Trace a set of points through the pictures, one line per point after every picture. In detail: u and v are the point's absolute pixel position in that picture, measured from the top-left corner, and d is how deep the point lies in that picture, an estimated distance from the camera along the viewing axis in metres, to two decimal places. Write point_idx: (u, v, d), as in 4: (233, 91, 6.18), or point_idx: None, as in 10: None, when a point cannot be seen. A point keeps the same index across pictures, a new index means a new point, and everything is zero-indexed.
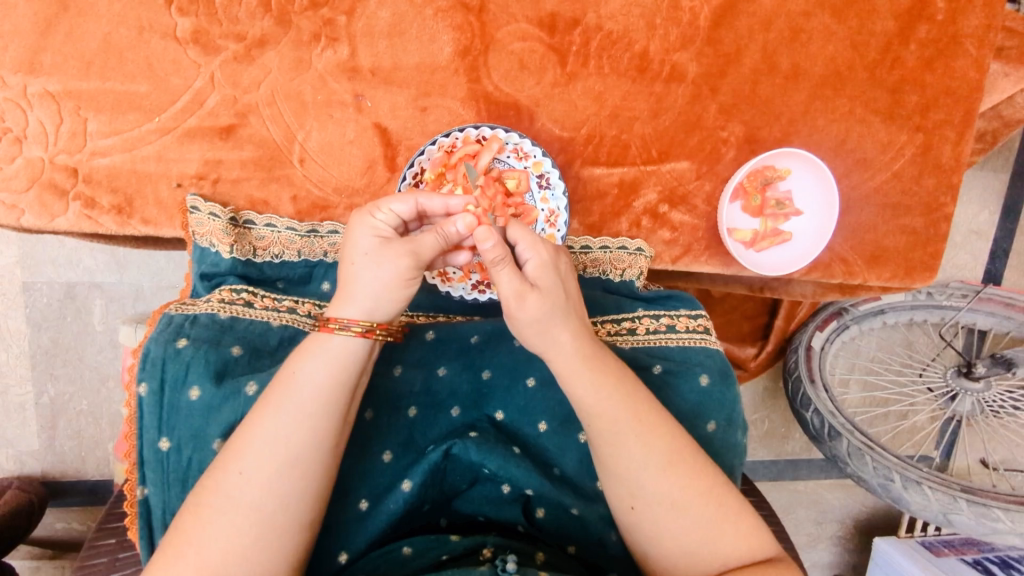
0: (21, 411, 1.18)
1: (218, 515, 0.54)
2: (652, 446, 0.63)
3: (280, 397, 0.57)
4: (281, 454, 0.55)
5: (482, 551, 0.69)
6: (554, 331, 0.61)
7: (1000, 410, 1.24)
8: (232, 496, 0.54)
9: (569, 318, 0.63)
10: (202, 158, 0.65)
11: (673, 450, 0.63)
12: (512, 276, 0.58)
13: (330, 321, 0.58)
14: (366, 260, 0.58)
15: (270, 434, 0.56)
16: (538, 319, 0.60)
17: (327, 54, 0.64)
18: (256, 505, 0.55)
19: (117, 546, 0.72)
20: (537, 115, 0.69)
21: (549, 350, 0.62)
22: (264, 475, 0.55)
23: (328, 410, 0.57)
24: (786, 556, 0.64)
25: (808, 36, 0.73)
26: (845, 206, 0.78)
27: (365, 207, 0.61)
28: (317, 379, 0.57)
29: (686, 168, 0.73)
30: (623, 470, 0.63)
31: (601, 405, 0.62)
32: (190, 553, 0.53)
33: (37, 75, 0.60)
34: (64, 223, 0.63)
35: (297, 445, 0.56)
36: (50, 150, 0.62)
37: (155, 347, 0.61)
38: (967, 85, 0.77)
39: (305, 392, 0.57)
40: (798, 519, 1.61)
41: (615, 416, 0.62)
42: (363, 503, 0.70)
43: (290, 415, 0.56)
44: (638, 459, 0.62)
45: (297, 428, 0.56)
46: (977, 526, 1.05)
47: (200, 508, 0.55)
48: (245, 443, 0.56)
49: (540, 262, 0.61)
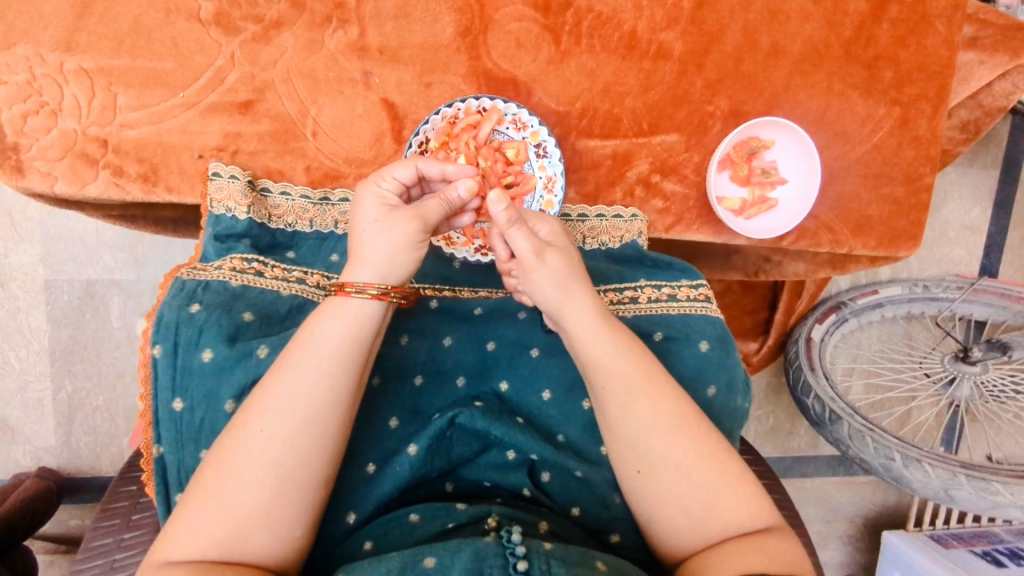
0: (39, 407, 1.21)
1: (239, 471, 0.56)
2: (658, 408, 0.64)
3: (299, 358, 0.59)
4: (301, 413, 0.58)
5: (486, 521, 0.69)
6: (573, 285, 0.65)
7: (999, 394, 1.27)
8: (253, 452, 0.57)
9: (579, 280, 0.66)
10: (222, 131, 0.69)
11: (678, 412, 0.65)
12: (528, 233, 0.63)
13: (346, 284, 0.61)
14: (375, 226, 0.62)
15: (289, 394, 0.58)
16: (558, 275, 0.64)
17: (338, 35, 0.69)
18: (277, 461, 0.57)
19: (137, 492, 0.74)
20: (533, 90, 0.74)
21: (567, 311, 0.65)
22: (285, 434, 0.57)
23: (345, 371, 0.59)
24: (783, 525, 0.66)
25: (786, 15, 0.78)
26: (828, 176, 0.82)
27: (368, 179, 0.65)
28: (336, 340, 0.59)
29: (675, 141, 0.77)
30: (627, 433, 0.64)
31: (605, 373, 0.64)
32: (215, 506, 0.56)
33: (72, 53, 0.65)
34: (94, 191, 0.68)
35: (315, 405, 0.58)
36: (82, 122, 0.66)
37: (169, 311, 0.63)
38: (939, 62, 0.81)
39: (323, 353, 0.59)
40: (809, 517, 1.58)
41: (624, 379, 0.64)
42: (370, 465, 0.72)
43: (310, 374, 0.58)
44: (645, 424, 0.64)
45: (314, 387, 0.58)
46: (977, 502, 1.07)
47: (222, 465, 0.57)
48: (265, 402, 0.58)
49: (552, 230, 0.66)
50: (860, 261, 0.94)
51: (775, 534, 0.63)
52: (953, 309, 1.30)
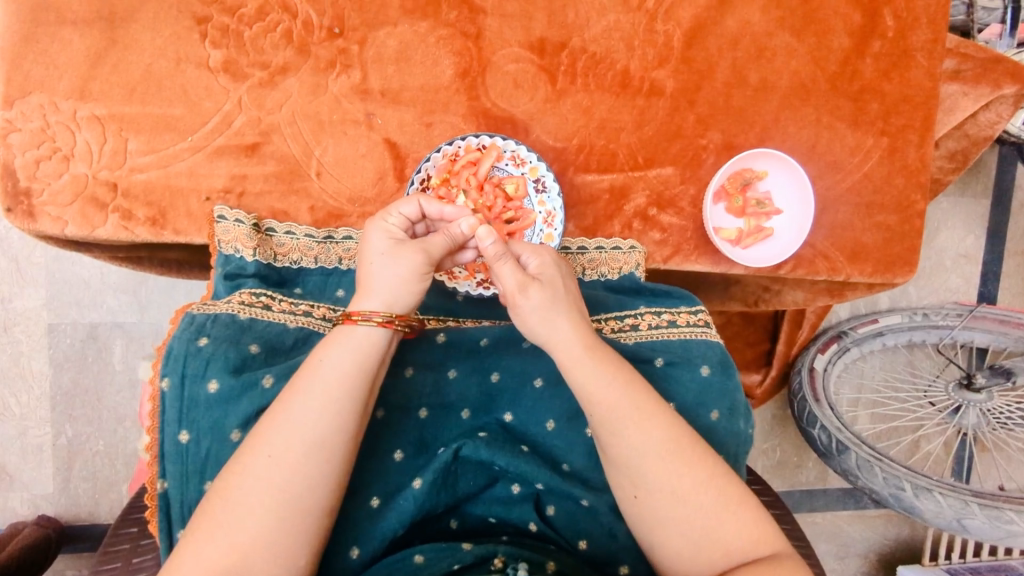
0: (38, 453, 1.20)
1: (247, 497, 0.55)
2: (652, 434, 0.62)
3: (306, 383, 0.59)
4: (310, 437, 0.57)
5: (493, 561, 0.68)
6: (557, 316, 0.64)
7: (1007, 421, 1.25)
8: (261, 478, 0.55)
9: (571, 306, 0.66)
10: (229, 174, 0.71)
11: (672, 437, 0.63)
12: (513, 270, 0.63)
13: (353, 312, 0.61)
14: (383, 259, 0.63)
15: (298, 418, 0.57)
16: (544, 309, 0.64)
17: (341, 79, 0.72)
18: (283, 487, 0.55)
19: (138, 535, 0.73)
20: (531, 128, 0.76)
21: (553, 340, 0.64)
22: (291, 458, 0.56)
23: (352, 397, 0.59)
24: (794, 554, 0.61)
25: (772, 53, 0.81)
26: (822, 205, 0.83)
27: (376, 214, 0.67)
28: (341, 366, 0.59)
29: (671, 173, 0.79)
30: (622, 456, 0.62)
31: (600, 399, 0.62)
32: (220, 534, 0.54)
33: (85, 101, 0.68)
34: (103, 233, 0.69)
35: (324, 429, 0.57)
36: (93, 167, 0.68)
37: (178, 344, 0.64)
38: (923, 93, 0.84)
39: (330, 377, 0.59)
40: (822, 554, 1.53)
41: (607, 405, 0.62)
42: (374, 500, 0.71)
43: (320, 399, 0.58)
44: (637, 449, 0.62)
45: (322, 411, 0.57)
46: (992, 531, 1.05)
47: (228, 491, 0.56)
48: (274, 427, 0.57)
49: (541, 262, 0.67)
50: (858, 289, 0.95)
51: (782, 560, 0.59)
52: (955, 337, 1.30)
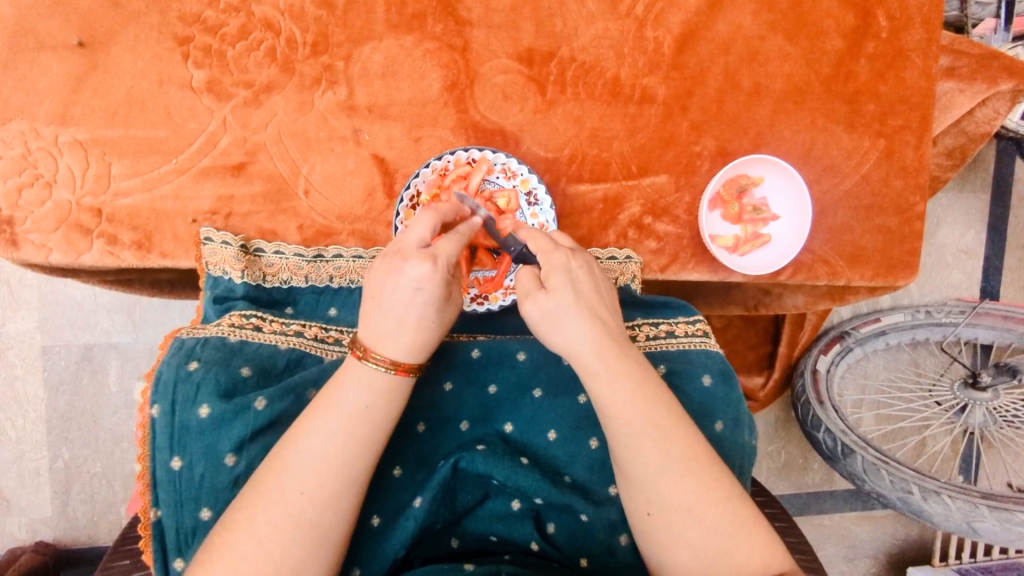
0: (35, 477, 1.19)
1: (245, 535, 0.51)
2: (670, 451, 0.57)
3: (313, 414, 0.55)
4: (314, 472, 0.53)
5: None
6: (563, 323, 0.58)
7: (1014, 419, 1.22)
8: (261, 514, 0.51)
9: (589, 312, 0.59)
10: (215, 194, 0.70)
11: (691, 456, 0.58)
12: (531, 276, 0.62)
13: (409, 369, 0.56)
14: (435, 315, 0.58)
15: (305, 451, 0.53)
16: (548, 315, 0.59)
17: (328, 95, 0.71)
18: (284, 524, 0.51)
19: (131, 566, 0.71)
20: (521, 139, 0.75)
21: (568, 346, 0.58)
22: (293, 494, 0.52)
23: (360, 428, 0.55)
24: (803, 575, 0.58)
25: (765, 57, 0.80)
26: (820, 210, 0.82)
27: (431, 254, 0.57)
28: (352, 396, 0.55)
29: (665, 181, 0.78)
30: (636, 473, 0.58)
31: (640, 413, 0.57)
32: (223, 564, 0.49)
33: (67, 126, 0.67)
34: (88, 260, 0.68)
35: (330, 462, 0.53)
36: (76, 193, 0.67)
37: (167, 370, 0.61)
38: (919, 93, 0.84)
39: (366, 413, 0.55)
40: (829, 556, 1.50)
41: (626, 422, 0.57)
42: (374, 519, 0.67)
43: (326, 431, 0.54)
44: (655, 467, 0.57)
45: (351, 445, 0.54)
46: (1004, 533, 1.02)
47: (225, 527, 0.52)
48: (280, 459, 0.53)
49: (553, 266, 0.61)
50: (859, 292, 0.94)
51: None
52: (958, 334, 1.27)
